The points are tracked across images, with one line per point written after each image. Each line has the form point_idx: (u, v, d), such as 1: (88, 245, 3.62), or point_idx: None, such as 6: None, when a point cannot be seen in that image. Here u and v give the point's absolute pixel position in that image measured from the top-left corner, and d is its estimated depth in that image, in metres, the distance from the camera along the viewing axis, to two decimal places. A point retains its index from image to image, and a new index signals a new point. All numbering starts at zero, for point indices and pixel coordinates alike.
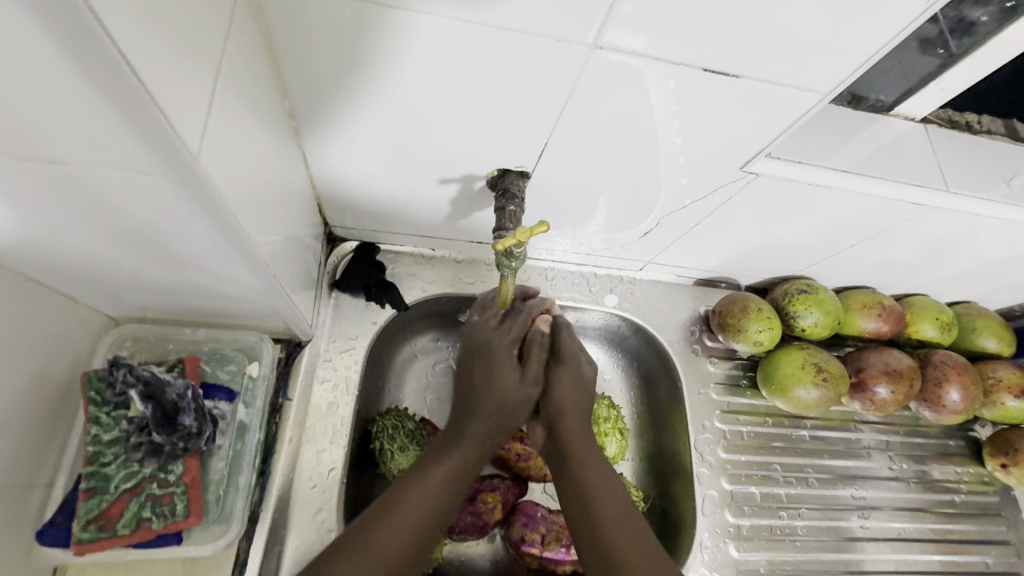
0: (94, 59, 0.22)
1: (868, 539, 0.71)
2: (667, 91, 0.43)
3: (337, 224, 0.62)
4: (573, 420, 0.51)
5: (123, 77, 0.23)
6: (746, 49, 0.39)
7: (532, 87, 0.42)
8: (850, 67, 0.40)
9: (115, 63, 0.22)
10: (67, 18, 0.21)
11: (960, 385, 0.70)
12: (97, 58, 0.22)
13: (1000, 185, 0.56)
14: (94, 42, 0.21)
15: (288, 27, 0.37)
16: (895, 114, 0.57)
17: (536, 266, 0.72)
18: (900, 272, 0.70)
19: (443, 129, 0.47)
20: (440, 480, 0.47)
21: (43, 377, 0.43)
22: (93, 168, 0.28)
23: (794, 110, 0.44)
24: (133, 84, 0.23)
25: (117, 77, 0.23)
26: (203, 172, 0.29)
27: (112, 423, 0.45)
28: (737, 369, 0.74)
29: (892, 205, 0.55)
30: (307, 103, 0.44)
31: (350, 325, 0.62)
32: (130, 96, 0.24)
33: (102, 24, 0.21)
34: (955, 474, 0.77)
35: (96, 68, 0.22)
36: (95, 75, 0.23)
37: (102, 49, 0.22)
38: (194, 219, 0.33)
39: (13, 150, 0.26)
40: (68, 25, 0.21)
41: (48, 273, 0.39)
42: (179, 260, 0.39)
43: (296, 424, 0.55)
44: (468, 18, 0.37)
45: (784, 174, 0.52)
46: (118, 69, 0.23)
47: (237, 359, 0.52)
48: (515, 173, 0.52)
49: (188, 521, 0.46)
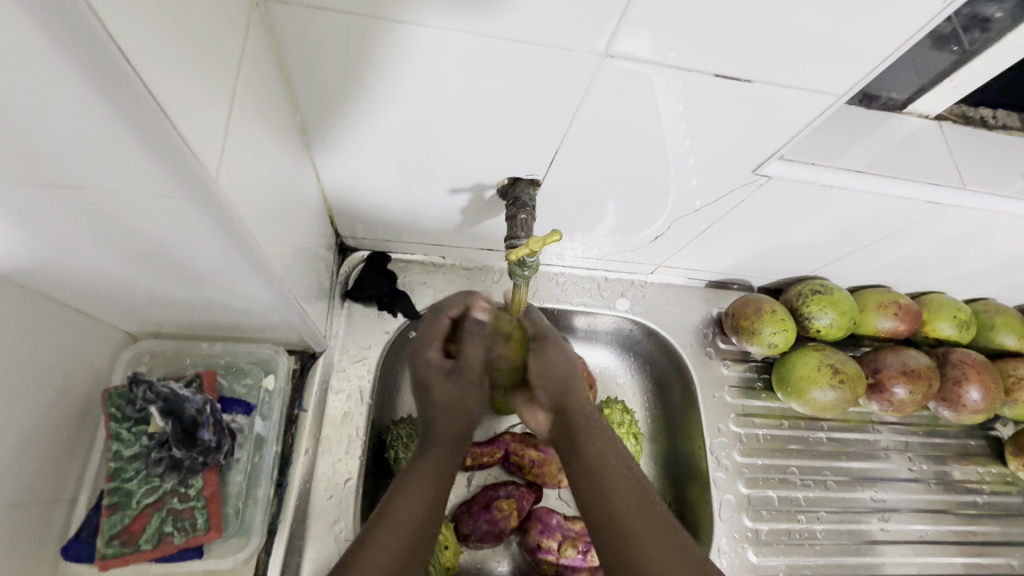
0: (114, 87, 0.22)
1: (889, 542, 0.70)
2: (674, 92, 0.42)
3: (348, 235, 0.62)
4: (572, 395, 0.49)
5: (140, 98, 0.23)
6: (759, 52, 0.38)
7: (541, 95, 0.42)
8: (867, 67, 0.39)
9: (134, 89, 0.22)
10: (89, 49, 0.21)
11: (980, 384, 0.69)
12: (117, 81, 0.22)
13: (1018, 181, 0.55)
14: (111, 65, 0.21)
15: (299, 44, 0.37)
16: (908, 113, 0.56)
17: (546, 272, 0.72)
18: (917, 270, 0.69)
19: (452, 139, 0.47)
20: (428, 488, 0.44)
21: (65, 395, 0.44)
22: (111, 192, 0.29)
23: (807, 112, 0.44)
24: (155, 110, 0.24)
25: (133, 97, 0.23)
26: (220, 192, 0.29)
27: (134, 438, 0.46)
28: (751, 371, 0.73)
29: (908, 204, 0.54)
30: (318, 117, 0.44)
31: (363, 334, 0.62)
32: (146, 117, 0.24)
33: (123, 53, 0.21)
34: (977, 475, 0.75)
35: (116, 93, 0.23)
36: (113, 98, 0.23)
37: (120, 71, 0.22)
38: (212, 238, 0.33)
39: (34, 176, 0.27)
40: (91, 55, 0.21)
41: (69, 292, 0.39)
42: (197, 277, 0.39)
43: (311, 435, 0.55)
44: (480, 31, 0.37)
45: (796, 175, 0.51)
46: (134, 91, 0.23)
47: (253, 372, 0.53)
48: (526, 181, 0.52)
49: (209, 535, 0.46)
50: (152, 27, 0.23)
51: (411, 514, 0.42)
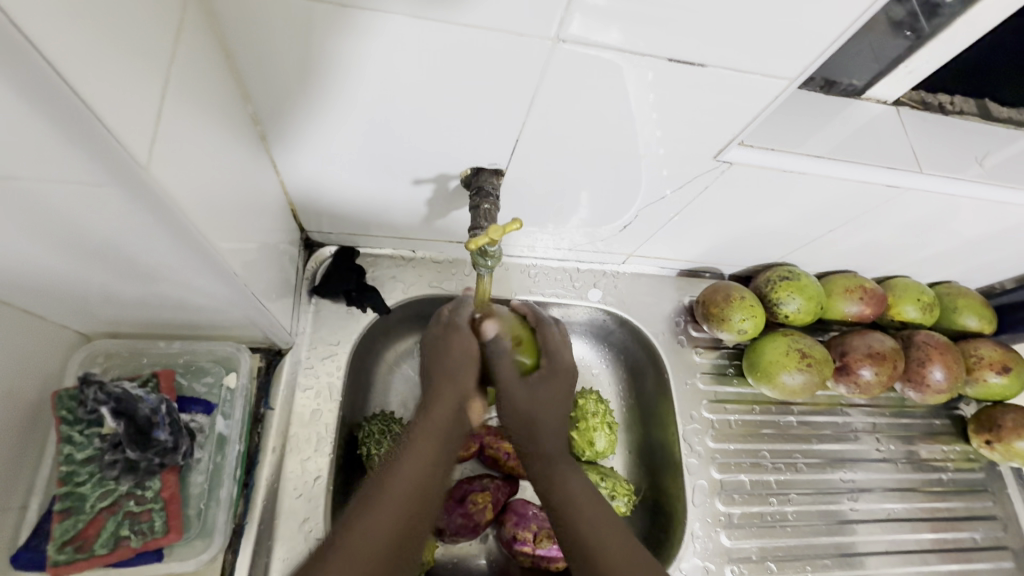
0: (24, 72, 0.21)
1: (859, 521, 0.71)
2: (645, 84, 0.43)
3: (313, 230, 0.61)
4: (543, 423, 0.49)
5: (48, 79, 0.21)
6: (714, 36, 0.39)
7: (499, 81, 0.42)
8: (816, 50, 0.40)
9: (43, 73, 0.21)
10: None
11: (943, 364, 0.70)
12: (20, 62, 0.21)
13: (974, 166, 0.56)
14: (11, 45, 0.20)
15: (245, 32, 0.37)
16: (867, 98, 0.57)
17: (518, 264, 0.72)
18: (881, 254, 0.70)
19: (412, 127, 0.46)
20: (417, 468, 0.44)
21: (11, 398, 0.42)
22: (39, 183, 0.27)
23: (763, 99, 0.44)
24: (70, 96, 0.22)
25: (42, 80, 0.21)
26: (154, 181, 0.28)
27: (86, 441, 0.44)
28: (723, 358, 0.74)
29: (869, 187, 0.55)
30: (271, 108, 0.43)
31: (331, 331, 0.61)
32: (62, 101, 0.22)
33: (28, 35, 0.20)
34: (942, 453, 0.77)
35: (19, 72, 0.21)
36: (23, 84, 0.22)
37: (22, 52, 0.20)
38: (156, 232, 0.32)
39: None
40: None
41: (9, 292, 0.38)
42: (146, 273, 0.38)
43: (278, 434, 0.54)
44: (428, 16, 0.36)
45: (757, 161, 0.51)
46: (43, 76, 0.21)
47: (214, 370, 0.51)
48: (489, 170, 0.51)
49: (168, 537, 0.45)
50: (68, 12, 0.22)
51: (403, 486, 0.42)
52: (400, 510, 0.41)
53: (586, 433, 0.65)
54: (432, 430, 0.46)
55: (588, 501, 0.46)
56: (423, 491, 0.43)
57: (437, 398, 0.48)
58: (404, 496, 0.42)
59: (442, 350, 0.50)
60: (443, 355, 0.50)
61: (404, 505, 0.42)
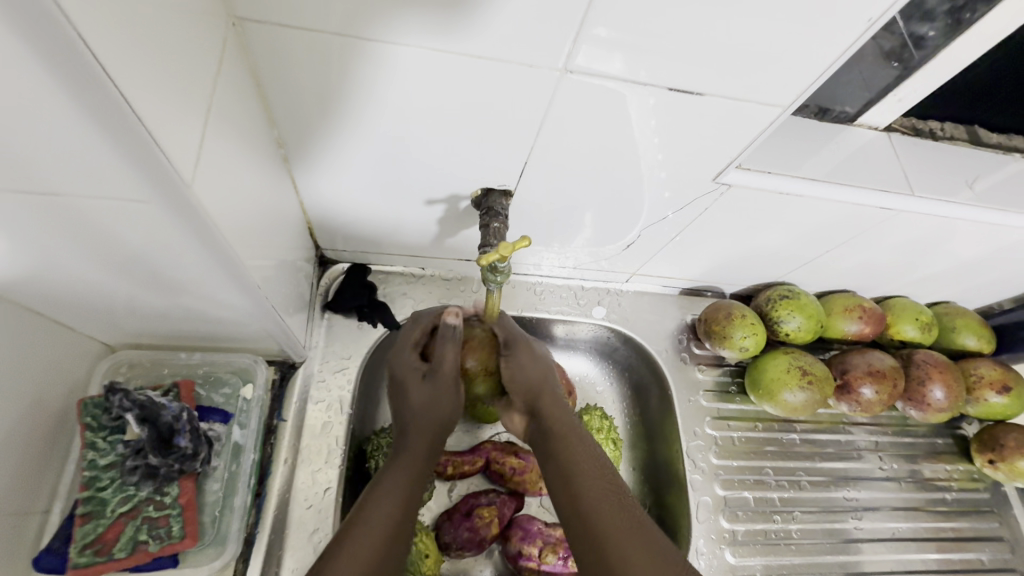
0: (95, 99, 0.24)
1: (865, 540, 0.72)
2: (648, 109, 0.45)
3: (328, 248, 0.63)
4: (547, 395, 0.51)
5: (117, 105, 0.24)
6: (711, 67, 0.41)
7: (509, 108, 0.44)
8: (806, 80, 0.43)
9: (115, 100, 0.24)
10: (69, 63, 0.22)
11: (943, 383, 0.71)
12: (92, 91, 0.23)
13: (965, 189, 0.58)
14: (88, 75, 0.23)
15: (275, 63, 0.39)
16: (859, 125, 0.59)
17: (524, 281, 0.74)
18: (878, 274, 0.72)
19: (427, 150, 0.49)
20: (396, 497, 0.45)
21: (40, 405, 0.44)
22: (90, 199, 0.29)
23: (758, 125, 0.47)
24: (133, 120, 0.25)
25: (112, 107, 0.24)
26: (195, 197, 0.30)
27: (109, 447, 0.45)
28: (725, 376, 0.75)
29: (864, 210, 0.57)
30: (295, 132, 0.46)
31: (343, 345, 0.63)
32: (125, 125, 0.25)
33: (102, 65, 0.23)
34: (945, 472, 0.77)
35: (90, 98, 0.24)
36: (93, 110, 0.24)
37: (97, 83, 0.23)
38: (189, 246, 0.34)
39: (15, 183, 0.27)
40: (72, 71, 0.22)
41: (45, 302, 0.40)
42: (175, 286, 0.40)
43: (290, 445, 0.56)
44: (444, 48, 0.39)
45: (755, 184, 0.54)
46: (113, 103, 0.24)
47: (232, 382, 0.53)
48: (499, 191, 0.54)
49: (184, 543, 0.46)
50: (133, 48, 0.25)
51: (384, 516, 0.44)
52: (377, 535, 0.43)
53: None
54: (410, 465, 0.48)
55: (597, 472, 0.47)
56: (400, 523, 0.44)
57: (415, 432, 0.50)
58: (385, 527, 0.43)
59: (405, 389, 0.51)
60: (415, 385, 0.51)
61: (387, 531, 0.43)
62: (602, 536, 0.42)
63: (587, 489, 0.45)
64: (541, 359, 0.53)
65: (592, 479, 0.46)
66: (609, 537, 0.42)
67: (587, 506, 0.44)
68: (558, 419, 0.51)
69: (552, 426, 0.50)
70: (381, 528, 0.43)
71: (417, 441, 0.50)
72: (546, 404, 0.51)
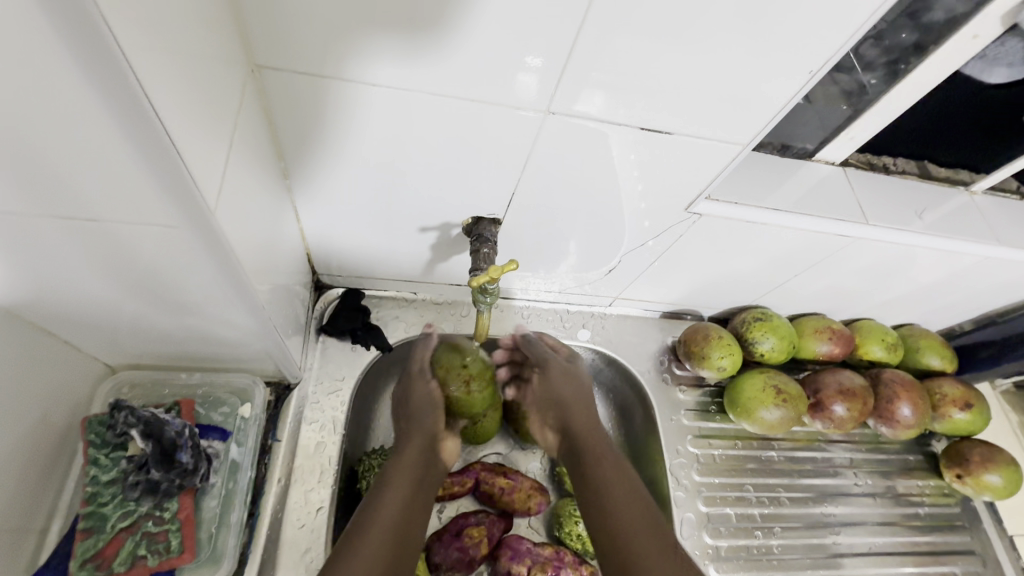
0: (147, 139, 0.27)
1: (844, 555, 0.74)
2: (628, 144, 0.50)
3: (324, 273, 0.66)
4: (579, 410, 0.62)
5: (163, 144, 0.27)
6: (678, 110, 0.46)
7: (498, 144, 0.49)
8: (763, 120, 0.48)
9: (163, 141, 0.27)
10: (130, 109, 0.26)
11: (910, 401, 0.75)
12: (147, 133, 0.27)
13: (915, 219, 0.64)
14: (144, 120, 0.26)
15: (286, 104, 0.43)
16: (817, 160, 0.65)
17: (512, 305, 0.77)
18: (844, 298, 0.77)
19: (422, 182, 0.52)
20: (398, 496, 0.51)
21: (44, 424, 0.45)
22: (122, 224, 0.32)
23: (723, 160, 0.52)
24: (175, 157, 0.28)
25: (160, 146, 0.28)
26: (218, 224, 0.34)
27: (111, 464, 0.47)
28: (706, 396, 0.78)
29: (824, 237, 0.62)
30: (300, 165, 0.49)
31: (336, 367, 0.65)
32: (168, 161, 0.28)
33: (156, 111, 0.26)
34: (918, 488, 0.81)
35: (143, 137, 0.27)
36: (142, 148, 0.27)
37: (151, 126, 0.26)
38: (206, 268, 0.37)
39: (57, 210, 0.30)
40: (130, 115, 0.26)
41: (57, 322, 0.42)
42: (185, 307, 0.42)
43: (284, 465, 0.57)
44: (443, 91, 0.43)
45: (723, 213, 0.58)
46: (161, 143, 0.27)
47: (230, 401, 0.54)
48: (489, 220, 0.58)
49: (182, 558, 0.46)
50: (178, 95, 0.28)
51: (387, 510, 0.49)
52: (386, 529, 0.47)
53: None
54: (405, 466, 0.54)
55: (621, 488, 0.53)
56: (402, 514, 0.50)
57: (405, 441, 0.57)
58: (389, 519, 0.48)
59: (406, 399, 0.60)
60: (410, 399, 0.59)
61: (392, 521, 0.48)
62: (623, 547, 0.49)
63: (612, 507, 0.52)
64: (571, 374, 0.64)
65: (618, 495, 0.53)
66: (633, 547, 0.48)
67: (611, 520, 0.51)
68: (590, 435, 0.59)
69: (584, 442, 0.59)
70: (384, 520, 0.48)
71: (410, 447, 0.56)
72: (580, 420, 0.61)
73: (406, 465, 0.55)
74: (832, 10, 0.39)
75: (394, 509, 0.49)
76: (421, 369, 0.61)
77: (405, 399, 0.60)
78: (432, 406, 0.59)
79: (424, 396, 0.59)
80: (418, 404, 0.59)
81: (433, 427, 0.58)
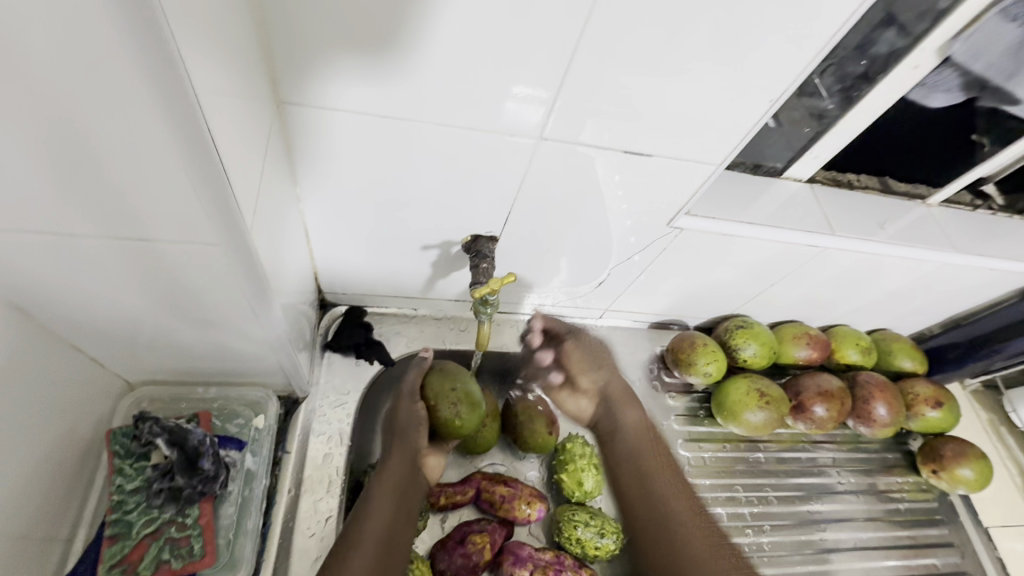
0: (205, 169, 0.31)
1: (831, 550, 0.77)
2: (611, 167, 0.55)
3: (329, 291, 0.70)
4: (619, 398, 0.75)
5: (217, 174, 0.32)
6: (657, 134, 0.51)
7: (496, 168, 0.53)
8: (731, 142, 0.53)
9: (217, 170, 0.32)
10: (194, 144, 0.30)
11: (885, 401, 0.80)
12: (205, 163, 0.31)
13: (877, 229, 0.70)
14: (205, 153, 0.30)
15: (304, 134, 0.48)
16: (787, 177, 0.70)
17: (508, 319, 0.81)
18: (819, 305, 0.82)
19: (426, 204, 0.57)
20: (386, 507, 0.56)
21: (72, 437, 0.48)
22: (167, 243, 0.36)
23: (699, 178, 0.57)
24: (225, 184, 0.33)
25: (214, 175, 0.32)
26: (252, 242, 0.38)
27: (136, 473, 0.49)
28: (694, 402, 0.82)
29: (795, 248, 0.67)
30: (314, 190, 0.53)
31: (342, 381, 0.68)
32: (218, 188, 0.33)
33: (214, 145, 0.31)
34: (898, 484, 0.85)
35: (201, 167, 0.31)
36: (199, 177, 0.32)
37: (209, 158, 0.31)
38: (236, 284, 0.40)
39: (113, 231, 0.34)
40: (194, 149, 0.30)
41: (87, 338, 0.45)
42: (210, 321, 0.45)
43: (293, 476, 0.59)
44: (446, 122, 0.48)
45: (702, 228, 0.63)
46: (216, 172, 0.32)
47: (244, 413, 0.57)
48: (486, 237, 0.61)
49: (203, 561, 0.48)
50: (226, 131, 0.33)
51: (376, 523, 0.54)
52: (377, 540, 0.53)
53: (574, 474, 0.70)
54: (393, 480, 0.59)
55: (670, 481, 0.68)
56: (390, 525, 0.55)
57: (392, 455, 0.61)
58: (380, 531, 0.53)
59: (395, 416, 0.64)
60: (399, 417, 0.64)
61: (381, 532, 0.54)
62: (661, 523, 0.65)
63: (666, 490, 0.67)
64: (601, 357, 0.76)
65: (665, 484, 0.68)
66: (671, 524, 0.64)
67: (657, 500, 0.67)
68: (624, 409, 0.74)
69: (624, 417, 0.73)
70: (374, 532, 0.53)
71: (396, 461, 0.61)
72: (615, 394, 0.74)
73: (393, 480, 0.60)
74: (785, 44, 0.45)
75: (383, 521, 0.55)
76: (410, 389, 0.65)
77: (395, 416, 0.64)
78: (416, 426, 0.63)
79: (408, 414, 0.63)
80: (403, 421, 0.63)
81: (417, 445, 0.63)
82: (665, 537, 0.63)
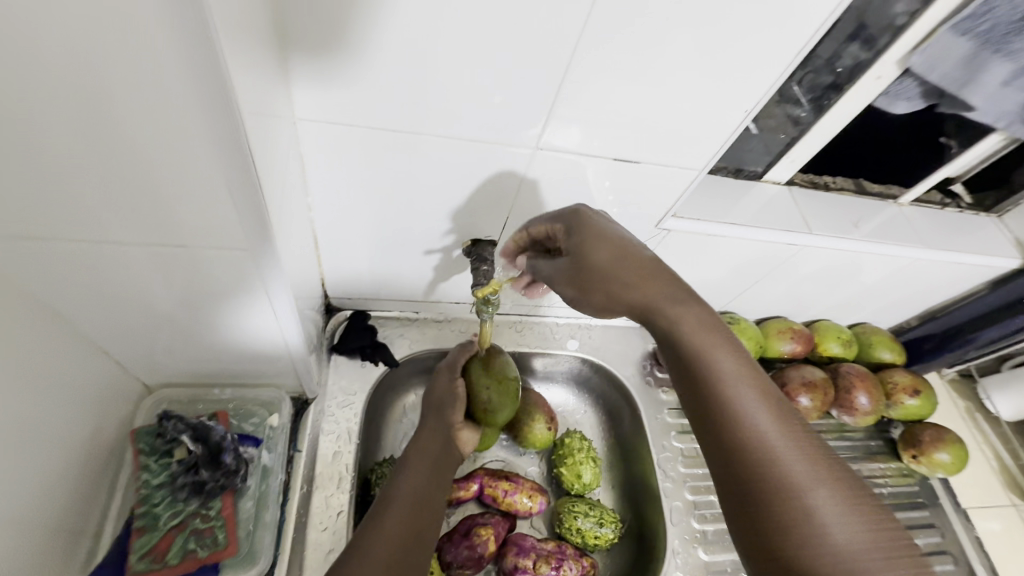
0: (246, 189, 0.35)
1: None
2: (601, 173, 0.59)
3: (335, 297, 0.73)
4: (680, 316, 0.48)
5: (258, 196, 0.35)
6: (643, 142, 0.55)
7: (494, 176, 0.57)
8: (714, 150, 0.57)
9: (258, 193, 0.35)
10: (238, 168, 0.33)
11: (866, 391, 0.84)
12: (246, 185, 0.35)
13: (852, 228, 0.74)
14: (247, 177, 0.34)
15: (315, 147, 0.51)
16: (766, 180, 0.75)
17: (506, 321, 0.84)
18: (801, 301, 0.86)
19: (428, 211, 0.60)
20: (417, 481, 0.56)
21: (98, 436, 0.51)
22: (202, 249, 0.40)
23: (685, 183, 0.61)
24: (263, 204, 0.36)
25: (255, 196, 0.35)
26: (279, 251, 0.41)
27: (161, 468, 0.53)
28: None
29: (775, 246, 0.72)
30: (324, 200, 0.57)
31: (350, 382, 0.71)
32: (257, 207, 0.36)
33: (258, 171, 0.34)
34: (880, 470, 0.89)
35: (244, 188, 0.35)
36: (240, 195, 0.35)
37: (251, 182, 0.34)
38: (259, 286, 0.44)
39: (158, 238, 0.39)
40: (238, 172, 0.34)
41: (114, 341, 0.49)
42: (231, 324, 0.49)
43: (306, 473, 0.61)
44: (447, 134, 0.52)
45: (688, 229, 0.68)
46: (256, 193, 0.35)
47: (259, 413, 0.59)
48: (485, 241, 0.65)
49: (227, 550, 0.51)
50: (265, 156, 0.36)
51: (405, 495, 0.54)
52: (406, 510, 0.52)
53: (573, 467, 0.75)
54: (425, 454, 0.60)
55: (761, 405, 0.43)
56: (421, 501, 0.54)
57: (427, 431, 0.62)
58: (408, 506, 0.53)
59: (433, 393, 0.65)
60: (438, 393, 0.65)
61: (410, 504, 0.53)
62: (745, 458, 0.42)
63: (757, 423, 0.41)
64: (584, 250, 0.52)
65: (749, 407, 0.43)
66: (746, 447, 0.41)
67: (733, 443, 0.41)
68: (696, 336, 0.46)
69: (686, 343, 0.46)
70: (402, 504, 0.53)
71: (430, 436, 0.62)
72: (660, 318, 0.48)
73: (426, 457, 0.59)
74: (757, 59, 0.49)
75: (413, 495, 0.54)
76: (452, 366, 0.67)
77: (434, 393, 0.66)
78: (454, 403, 0.64)
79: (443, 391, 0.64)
80: (440, 399, 0.64)
81: (451, 421, 0.63)
82: (751, 476, 0.40)
